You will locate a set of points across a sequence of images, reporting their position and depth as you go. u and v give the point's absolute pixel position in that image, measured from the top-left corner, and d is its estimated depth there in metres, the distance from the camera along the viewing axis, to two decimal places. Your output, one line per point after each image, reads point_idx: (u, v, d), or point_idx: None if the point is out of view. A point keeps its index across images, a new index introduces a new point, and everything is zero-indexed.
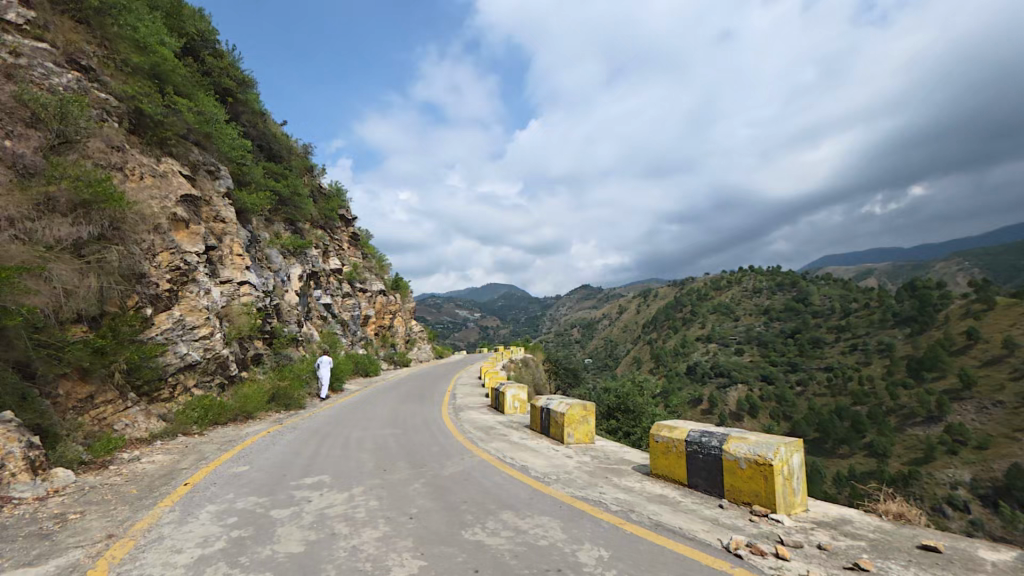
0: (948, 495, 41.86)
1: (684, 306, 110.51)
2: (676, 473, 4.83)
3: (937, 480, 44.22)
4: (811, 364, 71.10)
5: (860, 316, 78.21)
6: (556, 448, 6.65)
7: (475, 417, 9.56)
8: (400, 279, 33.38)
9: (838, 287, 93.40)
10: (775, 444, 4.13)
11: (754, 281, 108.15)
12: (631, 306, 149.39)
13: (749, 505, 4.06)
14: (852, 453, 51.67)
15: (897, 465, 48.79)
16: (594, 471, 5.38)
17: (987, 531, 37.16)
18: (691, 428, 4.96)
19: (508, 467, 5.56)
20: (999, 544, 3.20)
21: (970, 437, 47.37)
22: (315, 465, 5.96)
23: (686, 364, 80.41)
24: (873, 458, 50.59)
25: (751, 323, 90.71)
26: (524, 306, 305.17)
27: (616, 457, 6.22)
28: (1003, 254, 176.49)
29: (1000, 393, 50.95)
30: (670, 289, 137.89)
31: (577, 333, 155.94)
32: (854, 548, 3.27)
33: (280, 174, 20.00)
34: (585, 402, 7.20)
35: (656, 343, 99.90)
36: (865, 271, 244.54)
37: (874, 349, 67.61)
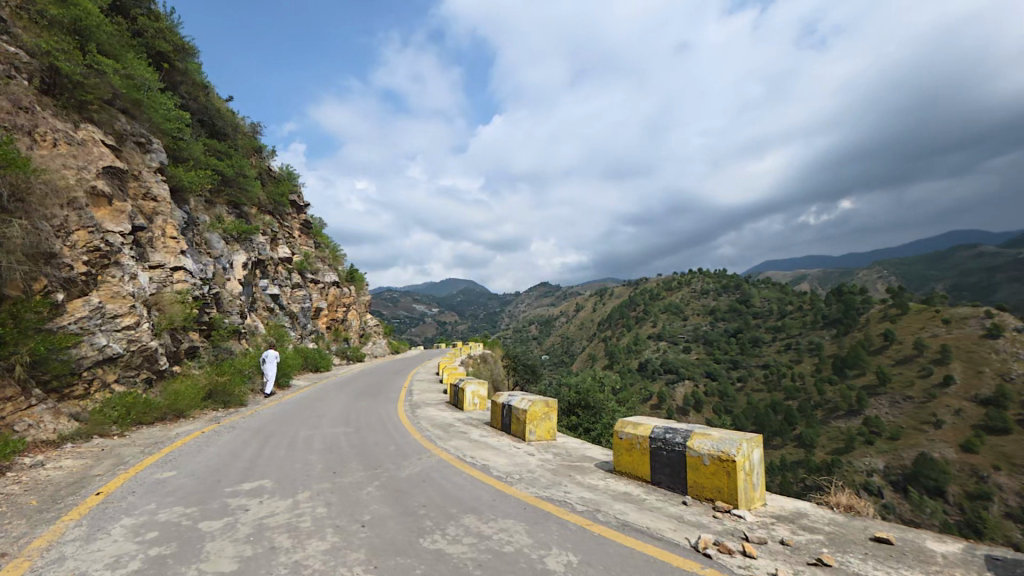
0: (865, 482, 46.08)
1: (638, 305, 114.36)
2: (640, 471, 4.78)
3: (856, 468, 48.60)
4: (751, 362, 75.92)
5: (795, 318, 84.31)
6: (517, 445, 6.49)
7: (432, 414, 9.21)
8: (355, 271, 32.06)
9: (776, 290, 100.08)
10: (738, 440, 4.15)
11: (702, 283, 113.92)
12: (587, 305, 152.79)
13: (711, 501, 4.07)
14: (784, 444, 55.66)
15: (822, 454, 53.07)
16: (557, 469, 5.25)
17: (897, 513, 41.15)
18: (655, 425, 4.93)
19: (468, 467, 5.32)
20: (942, 535, 3.37)
21: (884, 429, 52.34)
22: (256, 468, 5.43)
23: (638, 361, 83.33)
24: (802, 448, 54.74)
25: (699, 322, 95.29)
26: (482, 302, 304.39)
27: (579, 454, 6.14)
28: (914, 265, 196.73)
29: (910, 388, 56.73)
30: (625, 288, 142.32)
31: (535, 330, 157.53)
32: (814, 542, 3.32)
33: (224, 153, 18.50)
34: (548, 399, 7.08)
35: (610, 340, 102.90)
36: (800, 277, 264.37)
37: (806, 348, 73.21)
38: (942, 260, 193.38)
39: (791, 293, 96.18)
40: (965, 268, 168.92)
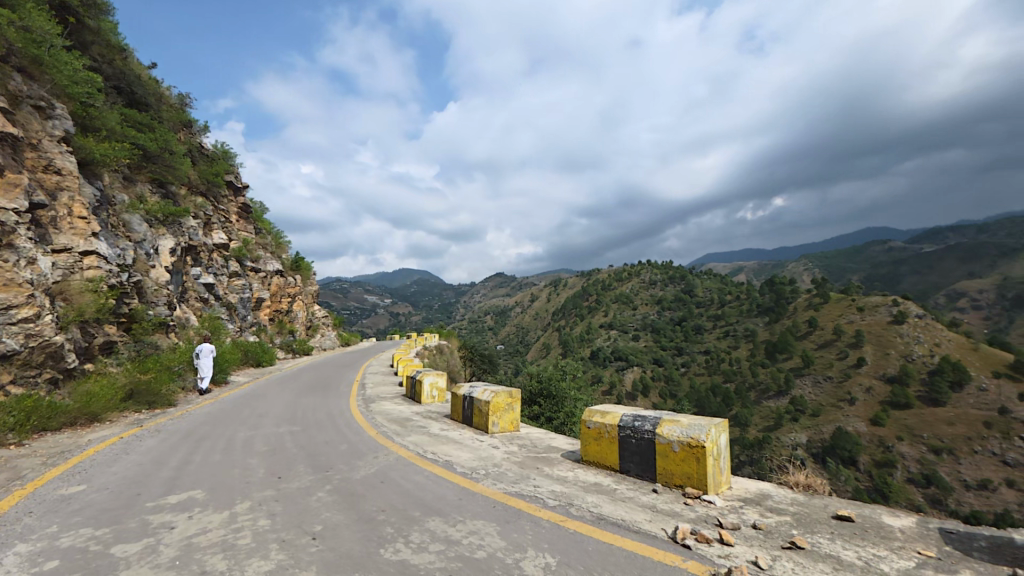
0: (790, 455, 50.60)
1: (590, 295, 117.22)
2: (608, 460, 4.70)
3: (783, 443, 53.18)
4: (694, 348, 80.47)
5: (733, 306, 89.98)
6: (480, 438, 6.22)
7: (387, 408, 8.74)
8: (300, 259, 30.19)
9: (717, 281, 106.25)
10: (707, 425, 4.14)
11: (649, 274, 118.67)
12: (542, 295, 154.65)
13: (681, 487, 4.05)
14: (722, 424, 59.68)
15: (755, 432, 57.50)
16: (523, 462, 5.07)
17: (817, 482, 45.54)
18: (623, 413, 4.86)
19: (428, 463, 4.99)
20: (895, 512, 3.58)
21: (808, 407, 57.45)
22: (187, 477, 4.79)
23: (590, 349, 85.66)
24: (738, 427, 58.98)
25: (646, 311, 99.24)
26: (437, 293, 299.78)
27: (544, 445, 5.99)
28: (834, 258, 216.58)
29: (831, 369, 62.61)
30: (578, 279, 145.40)
31: (490, 320, 157.50)
32: (784, 524, 3.35)
33: (146, 126, 16.53)
34: (511, 389, 6.88)
35: (564, 329, 105.18)
36: (736, 268, 282.75)
37: (743, 335, 78.61)
38: (858, 253, 213.91)
39: (730, 283, 102.42)
40: (876, 261, 188.10)
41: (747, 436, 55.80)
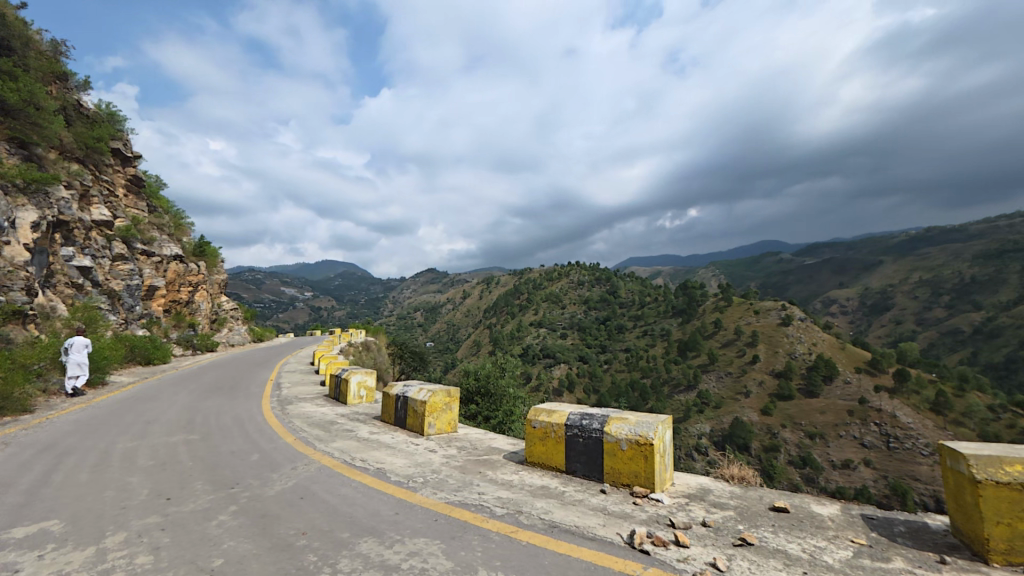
0: (696, 444, 55.50)
1: (522, 293, 118.80)
2: (554, 460, 4.52)
3: (691, 433, 58.18)
4: (616, 346, 85.16)
5: (652, 307, 96.51)
6: (415, 442, 5.75)
7: (307, 411, 7.86)
8: (206, 244, 26.87)
9: (638, 283, 113.13)
10: (654, 422, 4.11)
11: (578, 274, 123.31)
12: (474, 292, 153.75)
13: (628, 487, 3.98)
14: None
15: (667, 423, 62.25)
16: (464, 467, 4.72)
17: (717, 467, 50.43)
18: (569, 411, 4.71)
19: (357, 473, 4.45)
20: (822, 501, 3.81)
21: (712, 399, 63.46)
22: (39, 505, 3.77)
23: (520, 347, 86.75)
24: None
25: (574, 310, 102.86)
26: (364, 287, 285.57)
27: (485, 447, 5.68)
28: (736, 267, 241.50)
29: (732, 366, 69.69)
30: (510, 277, 146.72)
31: (420, 317, 153.33)
32: (730, 519, 3.36)
33: (6, 73, 13.54)
34: (449, 388, 6.49)
35: (495, 327, 105.77)
36: (655, 272, 304.16)
37: (659, 334, 84.69)
38: (756, 262, 240.58)
39: (650, 286, 109.62)
40: (770, 270, 212.98)
41: None
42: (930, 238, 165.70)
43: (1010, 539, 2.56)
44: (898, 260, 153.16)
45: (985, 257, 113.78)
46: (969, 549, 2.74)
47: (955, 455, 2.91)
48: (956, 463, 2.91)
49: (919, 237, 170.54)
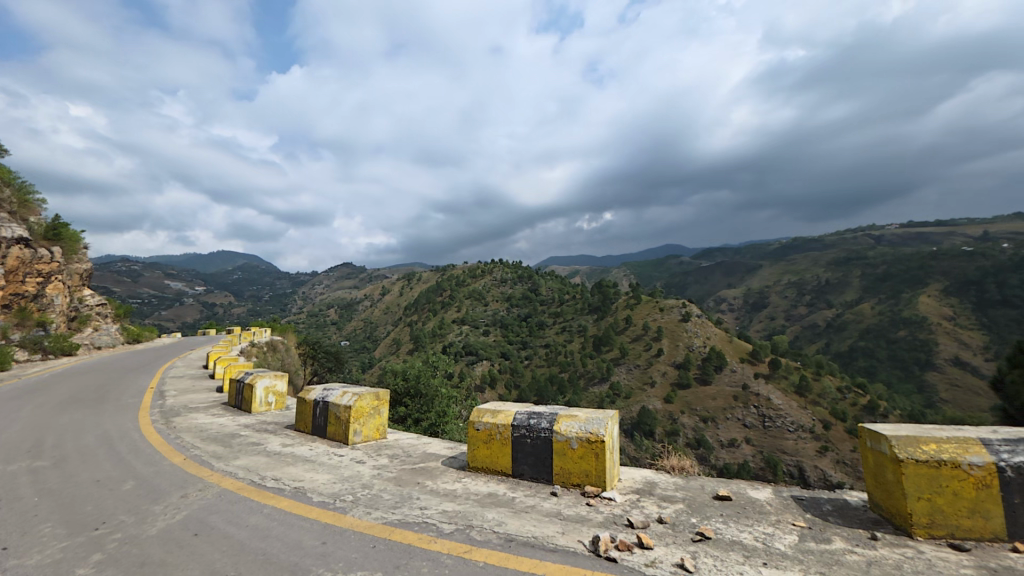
0: None
1: (444, 290, 116.68)
2: (499, 464, 4.23)
3: None
4: (536, 342, 87.44)
5: (570, 304, 100.67)
6: (340, 452, 5.10)
7: (203, 423, 6.69)
8: (63, 226, 22.21)
9: (558, 281, 117.13)
10: (604, 419, 4.02)
11: (501, 272, 124.33)
12: (394, 289, 147.73)
13: (579, 486, 3.83)
14: None
15: None
16: (399, 478, 4.25)
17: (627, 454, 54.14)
18: (515, 411, 4.45)
19: (269, 495, 3.74)
20: (754, 486, 3.99)
21: (622, 390, 68.06)
22: None
23: (441, 344, 85.09)
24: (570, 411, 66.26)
25: (497, 308, 103.44)
26: (268, 281, 260.24)
27: (422, 453, 5.22)
28: (645, 268, 261.45)
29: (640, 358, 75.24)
30: (432, 274, 143.37)
31: (334, 314, 143.56)
32: (682, 513, 3.34)
33: None
34: (377, 390, 5.90)
35: (416, 324, 102.69)
36: (573, 271, 317.72)
37: (576, 330, 88.70)
38: (661, 264, 262.89)
39: (569, 284, 114.09)
40: (673, 271, 233.99)
41: None
42: (797, 246, 194.18)
43: (928, 511, 2.82)
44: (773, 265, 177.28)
45: (836, 263, 136.06)
46: (890, 523, 3.02)
47: (874, 436, 3.20)
48: (877, 444, 3.20)
49: (789, 245, 199.00)
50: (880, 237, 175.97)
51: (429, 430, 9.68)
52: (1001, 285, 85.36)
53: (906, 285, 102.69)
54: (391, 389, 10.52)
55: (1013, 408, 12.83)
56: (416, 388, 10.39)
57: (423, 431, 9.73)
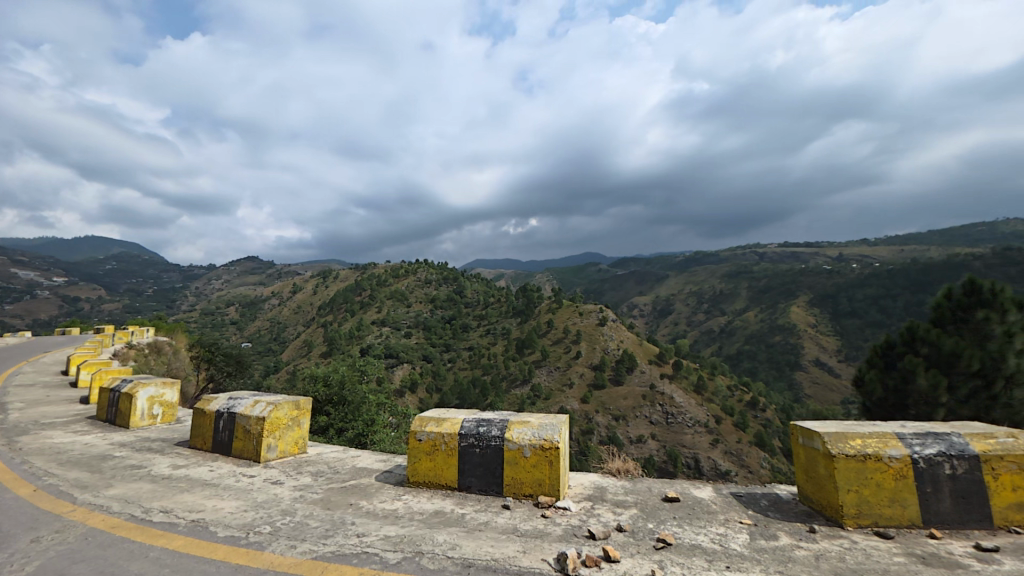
0: None
1: (363, 290, 110.61)
2: (444, 476, 3.89)
3: None
4: (459, 345, 86.48)
5: (495, 308, 101.07)
6: (250, 472, 4.36)
7: (58, 444, 5.35)
8: None
9: (483, 284, 117.01)
10: (556, 424, 3.88)
11: (426, 272, 120.87)
12: (306, 287, 136.90)
13: (531, 497, 3.62)
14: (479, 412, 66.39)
15: None
16: (327, 498, 3.72)
17: None
18: (462, 418, 4.14)
19: (158, 533, 3.01)
20: (697, 486, 4.08)
21: (543, 392, 69.91)
22: None
23: (359, 346, 80.36)
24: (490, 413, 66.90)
25: (420, 309, 100.37)
26: (152, 274, 226.21)
27: (351, 468, 4.67)
28: (567, 274, 272.28)
29: None
30: (351, 272, 135.40)
31: (233, 313, 128.93)
32: (638, 519, 3.28)
33: None
34: (296, 398, 5.20)
35: (331, 325, 95.93)
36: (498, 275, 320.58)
37: (500, 333, 89.27)
38: (581, 270, 275.60)
39: (494, 287, 114.54)
40: (592, 277, 246.62)
41: None
42: (698, 258, 215.51)
43: (856, 503, 3.06)
44: (679, 274, 194.52)
45: (729, 275, 153.24)
46: (822, 515, 3.23)
47: (808, 433, 3.41)
48: (810, 441, 3.41)
49: (692, 258, 220.04)
50: (763, 254, 202.14)
51: (355, 440, 8.71)
52: (851, 299, 102.35)
53: (782, 296, 118.81)
54: (313, 397, 9.52)
55: (869, 402, 15.27)
56: (342, 395, 9.51)
57: (348, 443, 8.72)
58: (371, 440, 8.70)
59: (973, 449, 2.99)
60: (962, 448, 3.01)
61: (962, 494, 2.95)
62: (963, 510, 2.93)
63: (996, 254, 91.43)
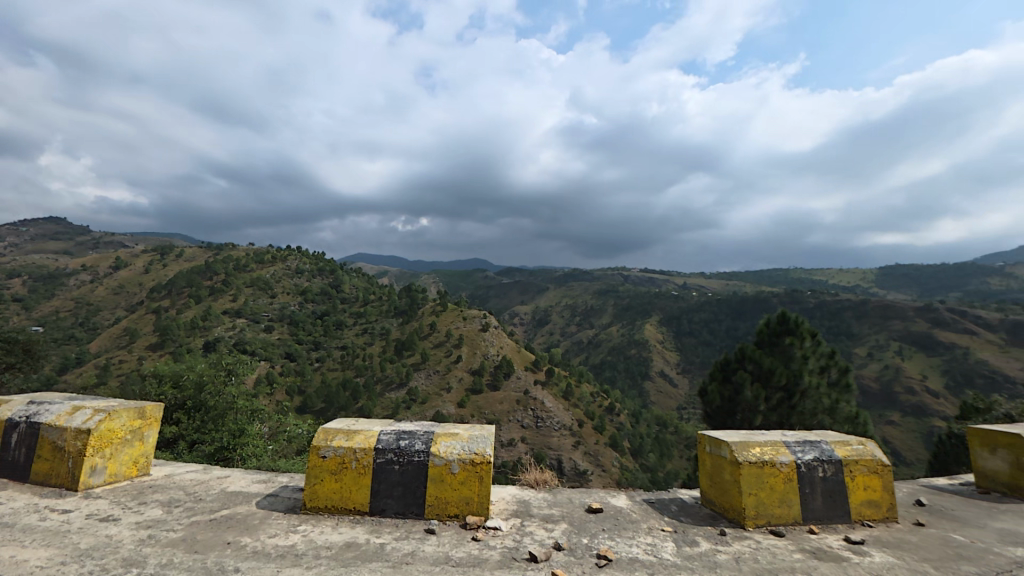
0: None
1: (215, 274, 94.51)
2: (351, 500, 3.31)
3: None
4: (331, 343, 79.22)
5: (375, 305, 95.27)
6: (55, 510, 3.17)
7: None
8: None
9: (364, 280, 109.59)
10: (487, 435, 3.59)
11: (298, 260, 108.48)
12: (135, 263, 111.77)
13: (458, 517, 3.27)
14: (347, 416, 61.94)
15: None
16: (191, 537, 2.85)
17: None
18: (377, 430, 3.59)
19: None
20: (612, 494, 4.13)
21: (419, 395, 67.70)
22: None
23: (203, 340, 68.07)
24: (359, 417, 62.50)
25: (287, 300, 89.25)
26: None
27: (219, 493, 3.71)
28: (453, 277, 271.57)
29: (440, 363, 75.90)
30: (200, 251, 114.78)
31: (16, 287, 98.79)
32: (571, 534, 3.18)
33: None
34: (145, 405, 4.05)
35: (167, 312, 79.75)
36: (381, 271, 304.49)
37: (378, 333, 84.39)
38: (468, 275, 277.73)
39: (376, 284, 108.18)
40: (478, 284, 249.91)
41: None
42: (576, 274, 233.42)
43: (755, 506, 3.41)
44: (557, 287, 208.24)
45: (600, 291, 169.21)
46: (725, 517, 3.56)
47: (717, 442, 3.73)
48: (717, 449, 3.74)
49: (570, 274, 238.16)
50: (628, 276, 228.46)
51: (216, 457, 7.14)
52: (690, 321, 121.42)
53: (640, 315, 135.46)
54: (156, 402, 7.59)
55: (709, 409, 18.08)
56: (201, 399, 7.79)
57: (206, 460, 7.11)
58: (239, 457, 7.19)
59: (836, 454, 3.61)
60: (829, 453, 3.61)
61: (832, 493, 3.50)
62: (831, 507, 3.48)
63: (787, 294, 117.57)
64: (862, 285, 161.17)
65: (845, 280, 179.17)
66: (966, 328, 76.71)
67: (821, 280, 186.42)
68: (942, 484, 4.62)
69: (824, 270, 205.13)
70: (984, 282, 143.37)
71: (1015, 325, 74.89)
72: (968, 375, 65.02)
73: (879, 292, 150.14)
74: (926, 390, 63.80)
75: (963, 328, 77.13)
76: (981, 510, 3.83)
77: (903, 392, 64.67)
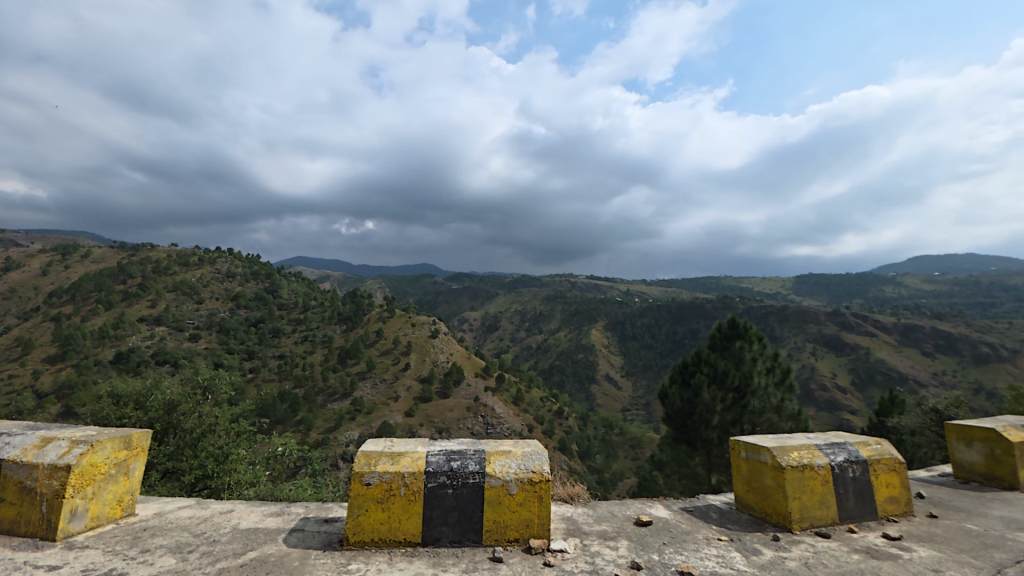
0: (343, 452, 54.55)
1: (130, 276, 85.01)
2: (402, 530, 3.02)
3: (338, 442, 56.38)
4: (266, 352, 73.83)
5: (316, 312, 90.11)
6: (26, 567, 2.58)
7: None
8: None
9: (304, 286, 103.61)
10: (539, 452, 3.42)
11: (229, 264, 100.15)
12: (30, 263, 98.08)
13: (517, 542, 3.08)
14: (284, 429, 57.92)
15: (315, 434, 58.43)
16: None
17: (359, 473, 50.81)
18: (421, 451, 3.33)
19: None
20: (651, 506, 4.09)
21: (365, 406, 64.57)
22: None
23: (114, 351, 60.98)
24: (298, 431, 58.51)
25: (216, 307, 82.07)
26: None
27: (234, 531, 3.25)
28: (401, 282, 265.15)
29: (385, 372, 72.56)
30: (111, 251, 102.61)
31: None
32: (643, 550, 3.12)
33: None
34: (129, 432, 3.44)
35: (71, 320, 70.54)
36: (324, 275, 289.84)
37: (320, 340, 79.78)
38: (417, 280, 272.20)
39: (317, 289, 102.55)
40: (426, 289, 245.80)
41: (307, 439, 56.35)
42: (524, 280, 235.40)
43: (799, 508, 3.52)
44: (507, 292, 209.27)
45: (548, 297, 172.22)
46: (768, 522, 3.65)
47: (755, 448, 3.82)
48: (756, 454, 3.83)
49: (519, 280, 241.00)
50: (575, 283, 234.95)
51: (193, 488, 6.32)
52: (634, 326, 126.44)
53: (587, 319, 139.22)
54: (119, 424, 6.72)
55: (670, 411, 18.88)
56: (171, 421, 6.95)
57: (184, 491, 6.32)
58: (223, 487, 6.59)
59: (861, 454, 3.83)
60: (856, 453, 3.82)
61: (862, 492, 3.72)
62: (861, 505, 3.69)
63: (720, 300, 125.93)
64: (782, 292, 177.42)
65: (768, 287, 196.28)
66: (867, 331, 86.56)
67: (747, 288, 203.19)
68: (925, 476, 5.09)
69: (750, 279, 223.29)
70: (881, 290, 162.63)
71: (906, 329, 85.51)
72: (870, 372, 73.43)
73: (796, 299, 166.03)
74: (836, 386, 71.21)
75: (866, 331, 86.96)
76: (973, 499, 4.21)
77: (818, 389, 71.59)
